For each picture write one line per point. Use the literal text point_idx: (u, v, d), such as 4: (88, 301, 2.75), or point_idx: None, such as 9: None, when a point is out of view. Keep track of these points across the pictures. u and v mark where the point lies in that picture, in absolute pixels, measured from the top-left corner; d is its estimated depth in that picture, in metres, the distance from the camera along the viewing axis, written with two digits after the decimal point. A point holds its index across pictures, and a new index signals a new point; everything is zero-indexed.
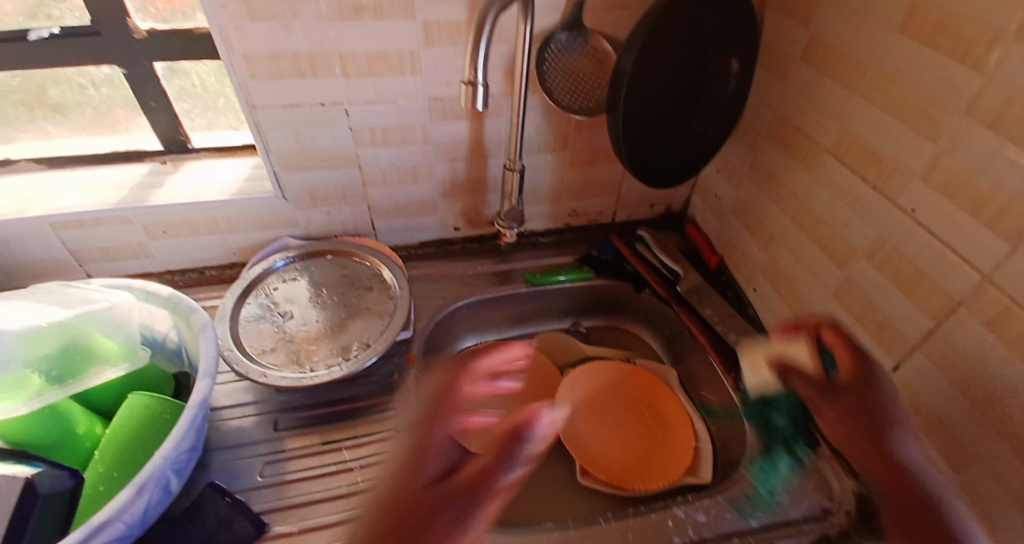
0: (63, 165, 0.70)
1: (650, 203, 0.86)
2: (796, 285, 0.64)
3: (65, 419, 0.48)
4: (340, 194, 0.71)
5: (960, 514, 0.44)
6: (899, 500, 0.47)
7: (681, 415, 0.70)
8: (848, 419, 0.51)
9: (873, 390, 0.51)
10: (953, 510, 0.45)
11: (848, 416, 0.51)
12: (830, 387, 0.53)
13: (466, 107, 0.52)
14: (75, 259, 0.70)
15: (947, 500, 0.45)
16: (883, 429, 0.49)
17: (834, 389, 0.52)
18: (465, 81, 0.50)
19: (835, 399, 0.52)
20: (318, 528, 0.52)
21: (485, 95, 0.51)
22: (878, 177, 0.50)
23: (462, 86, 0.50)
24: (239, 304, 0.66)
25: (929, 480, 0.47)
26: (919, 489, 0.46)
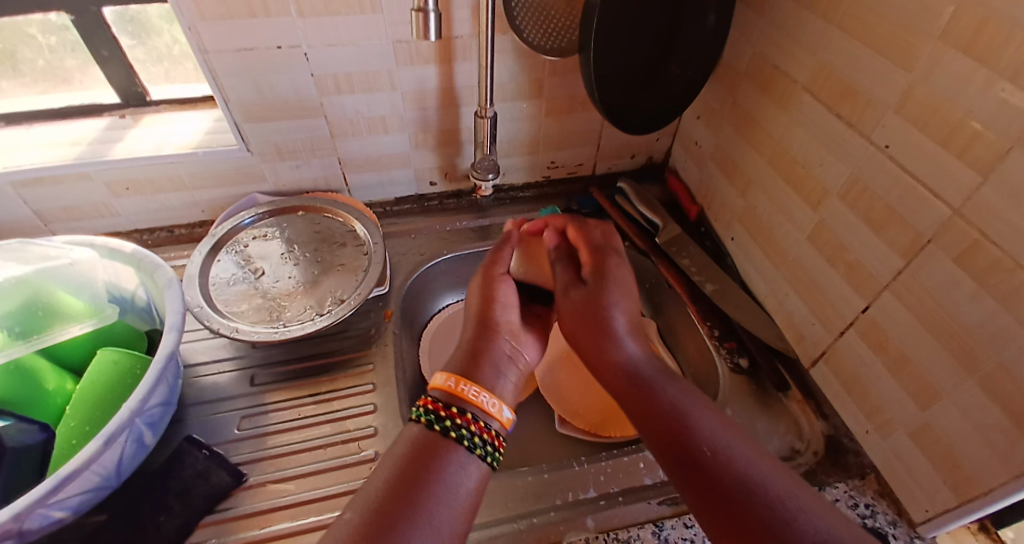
0: (18, 122, 0.67)
1: (630, 153, 0.83)
2: (772, 231, 0.63)
3: (32, 376, 0.48)
4: (306, 146, 0.68)
5: (716, 432, 0.39)
6: (680, 452, 0.38)
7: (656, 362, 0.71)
8: (586, 310, 0.47)
9: (602, 287, 0.48)
10: (717, 444, 0.37)
11: (590, 293, 0.48)
12: (575, 283, 0.49)
13: (420, 37, 0.50)
14: (38, 219, 0.68)
15: (713, 430, 0.39)
16: (603, 325, 0.46)
17: (587, 283, 0.49)
18: (417, 8, 0.48)
19: (571, 294, 0.49)
20: (295, 477, 0.52)
21: (439, 24, 0.49)
22: (853, 113, 0.49)
23: (413, 14, 0.48)
24: (209, 262, 0.65)
25: (688, 413, 0.40)
26: (691, 434, 0.38)
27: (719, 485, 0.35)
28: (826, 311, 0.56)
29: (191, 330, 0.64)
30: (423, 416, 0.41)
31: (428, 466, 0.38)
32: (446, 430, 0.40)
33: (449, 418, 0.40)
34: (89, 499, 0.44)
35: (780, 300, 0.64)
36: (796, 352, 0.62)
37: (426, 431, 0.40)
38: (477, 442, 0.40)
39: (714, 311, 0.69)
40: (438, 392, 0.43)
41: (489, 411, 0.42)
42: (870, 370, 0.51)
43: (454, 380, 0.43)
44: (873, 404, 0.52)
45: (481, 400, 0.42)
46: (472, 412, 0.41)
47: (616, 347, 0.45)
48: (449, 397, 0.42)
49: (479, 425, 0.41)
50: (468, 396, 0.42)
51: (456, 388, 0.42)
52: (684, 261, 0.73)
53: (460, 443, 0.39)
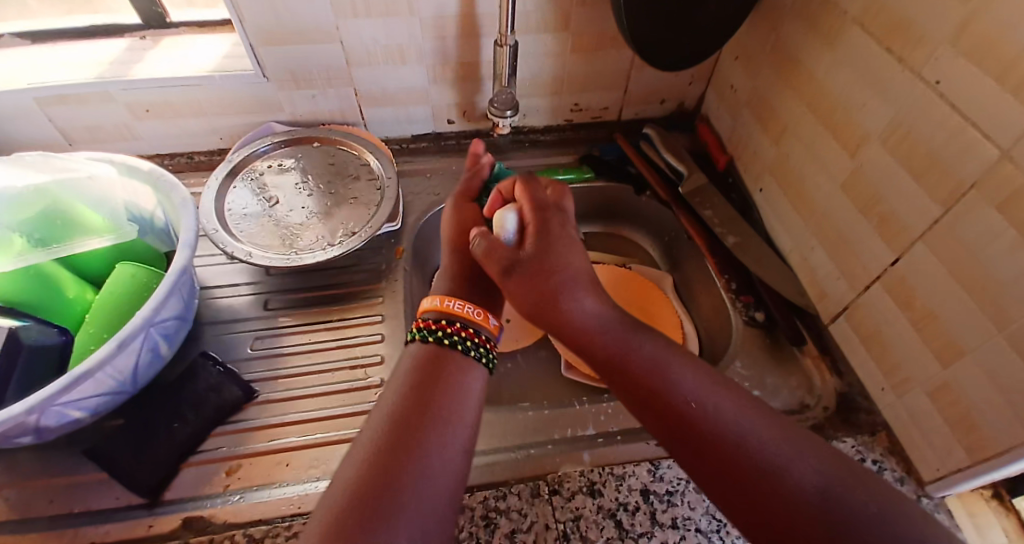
0: (44, 41, 0.67)
1: (660, 98, 0.79)
2: (804, 181, 0.60)
3: (53, 284, 0.50)
4: (322, 74, 0.67)
5: (699, 387, 0.40)
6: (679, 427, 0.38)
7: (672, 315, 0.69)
8: (535, 287, 0.45)
9: (549, 261, 0.46)
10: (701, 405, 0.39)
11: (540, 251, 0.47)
12: (517, 261, 0.46)
13: None
14: (63, 138, 0.69)
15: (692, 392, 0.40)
16: (563, 297, 0.45)
17: (534, 258, 0.46)
18: None
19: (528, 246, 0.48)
20: (303, 397, 0.54)
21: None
22: (905, 47, 0.44)
23: None
24: (226, 189, 0.66)
25: (667, 377, 0.41)
26: (672, 393, 0.40)
27: (715, 445, 0.37)
28: (852, 265, 0.54)
29: (207, 255, 0.66)
30: (418, 335, 0.44)
31: (436, 374, 0.41)
32: (438, 340, 0.43)
33: (440, 330, 0.44)
34: (106, 402, 0.47)
35: (804, 255, 0.61)
36: (816, 309, 0.60)
37: (423, 345, 0.44)
38: (469, 346, 0.43)
39: (733, 265, 0.66)
40: (430, 313, 0.46)
41: (475, 319, 0.45)
42: (893, 327, 0.49)
43: (439, 299, 0.46)
44: (891, 363, 0.50)
45: (467, 311, 0.45)
46: (461, 322, 0.44)
47: (575, 308, 0.45)
48: (439, 313, 0.45)
49: (467, 331, 0.44)
50: (455, 310, 0.45)
51: (442, 305, 0.45)
52: (707, 213, 0.70)
53: (454, 349, 0.43)
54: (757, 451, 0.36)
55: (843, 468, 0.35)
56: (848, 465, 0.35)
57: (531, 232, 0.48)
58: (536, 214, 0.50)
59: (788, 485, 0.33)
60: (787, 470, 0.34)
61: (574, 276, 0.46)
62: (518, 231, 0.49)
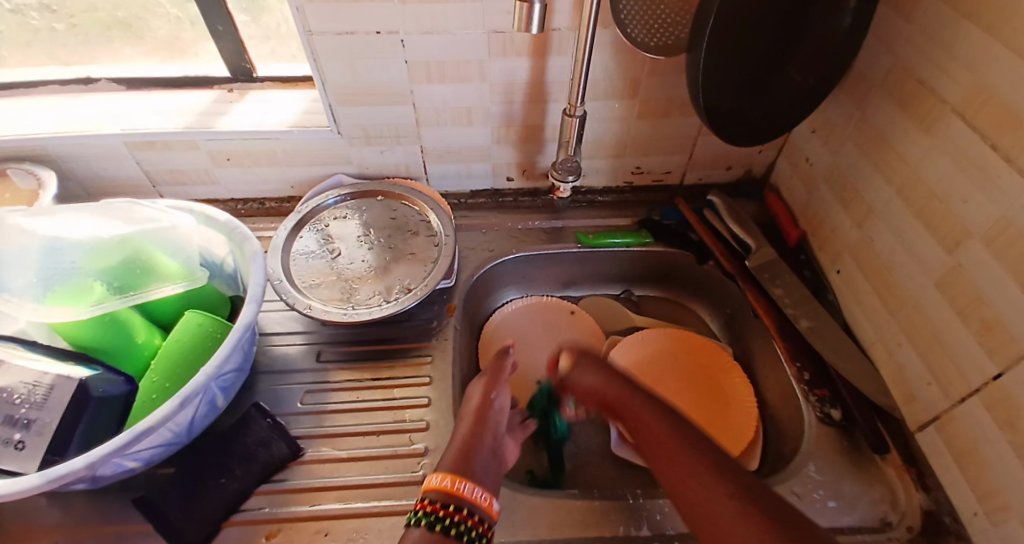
0: (139, 88, 0.73)
1: (726, 165, 0.76)
2: (890, 270, 0.55)
3: (127, 330, 0.52)
4: (392, 132, 0.68)
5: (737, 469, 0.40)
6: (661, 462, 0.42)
7: (745, 391, 0.64)
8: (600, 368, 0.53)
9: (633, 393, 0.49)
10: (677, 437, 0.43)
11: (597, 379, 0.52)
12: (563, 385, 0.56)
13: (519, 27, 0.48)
14: (148, 179, 0.73)
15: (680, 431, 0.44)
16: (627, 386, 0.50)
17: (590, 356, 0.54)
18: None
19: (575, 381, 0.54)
20: (347, 460, 0.53)
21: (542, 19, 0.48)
22: (1014, 145, 0.40)
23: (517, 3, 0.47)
24: (291, 238, 0.67)
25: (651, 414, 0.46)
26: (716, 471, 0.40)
27: (674, 483, 0.40)
28: (947, 370, 0.48)
29: (269, 300, 0.67)
30: (422, 519, 0.40)
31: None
32: (447, 527, 0.39)
33: (447, 517, 0.40)
34: (161, 453, 0.47)
35: (889, 349, 0.56)
36: (900, 412, 0.54)
37: (427, 533, 0.39)
38: (473, 536, 0.40)
39: (804, 350, 0.61)
40: (433, 495, 0.42)
41: (482, 504, 0.42)
42: (993, 448, 0.43)
43: (449, 479, 0.43)
44: (988, 489, 0.44)
45: (475, 495, 0.42)
46: (468, 508, 0.41)
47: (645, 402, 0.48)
48: (447, 497, 0.41)
49: (473, 520, 0.41)
50: (464, 492, 0.42)
51: (450, 486, 0.42)
52: (776, 290, 0.66)
53: (461, 540, 0.39)
54: (703, 482, 0.38)
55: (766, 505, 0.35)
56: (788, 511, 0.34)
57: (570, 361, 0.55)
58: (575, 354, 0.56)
59: (715, 507, 0.37)
60: (715, 495, 0.37)
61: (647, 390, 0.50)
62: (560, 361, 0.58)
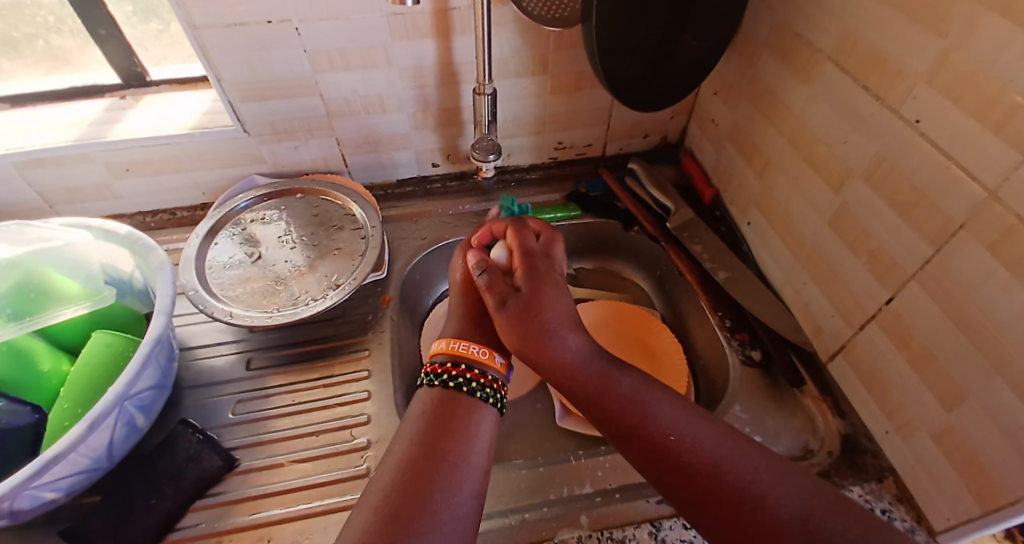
0: (25, 103, 0.67)
1: (643, 133, 0.79)
2: (790, 216, 0.59)
3: (26, 359, 0.49)
4: (304, 126, 0.67)
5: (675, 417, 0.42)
6: (677, 474, 0.39)
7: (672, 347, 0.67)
8: (524, 299, 0.47)
9: (544, 288, 0.49)
10: (688, 442, 0.40)
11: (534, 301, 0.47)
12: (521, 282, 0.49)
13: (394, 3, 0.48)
14: (43, 201, 0.68)
15: (671, 426, 0.41)
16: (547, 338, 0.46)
17: (530, 262, 0.50)
18: None
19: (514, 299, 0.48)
20: (286, 464, 0.52)
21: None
22: (881, 85, 0.44)
23: None
24: (205, 246, 0.64)
25: (653, 429, 0.41)
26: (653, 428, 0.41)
27: (719, 501, 0.37)
28: (845, 301, 0.53)
29: (188, 314, 0.64)
30: (426, 379, 0.44)
31: (446, 419, 0.41)
32: (447, 383, 0.43)
33: (447, 374, 0.44)
34: (84, 480, 0.45)
35: (797, 289, 0.60)
36: (812, 345, 0.58)
37: (432, 390, 0.43)
38: (476, 387, 0.43)
39: (726, 299, 0.65)
40: (438, 356, 0.46)
41: (481, 358, 0.45)
42: (891, 366, 0.47)
43: (447, 342, 0.46)
44: (893, 404, 0.48)
45: (472, 352, 0.45)
46: (467, 364, 0.44)
47: (558, 303, 0.48)
48: (447, 356, 0.45)
49: (474, 373, 0.44)
50: (461, 351, 0.45)
51: (450, 347, 0.46)
52: (695, 247, 0.69)
53: (462, 392, 0.43)
54: (770, 500, 0.36)
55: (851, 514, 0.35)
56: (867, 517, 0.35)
57: (518, 261, 0.51)
58: (524, 259, 0.51)
59: (751, 508, 0.36)
60: (791, 514, 0.35)
61: (558, 305, 0.48)
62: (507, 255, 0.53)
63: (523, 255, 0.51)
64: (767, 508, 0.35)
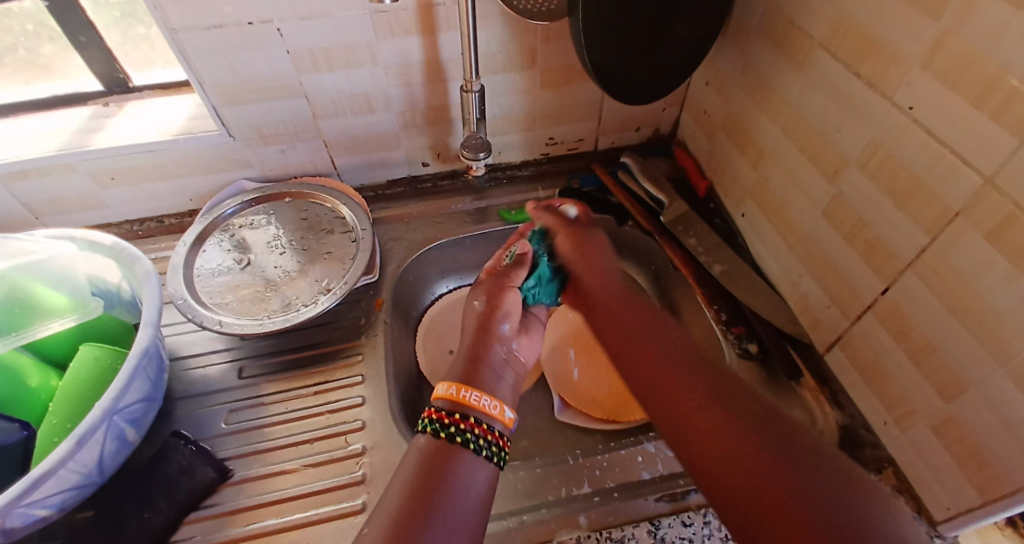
0: (5, 114, 0.66)
1: (635, 126, 0.78)
2: (784, 207, 0.59)
3: (14, 374, 0.48)
4: (289, 129, 0.66)
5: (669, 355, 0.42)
6: (680, 422, 0.37)
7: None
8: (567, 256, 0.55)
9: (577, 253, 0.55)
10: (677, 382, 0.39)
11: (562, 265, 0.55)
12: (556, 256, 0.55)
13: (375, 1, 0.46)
14: (28, 213, 0.67)
15: (663, 361, 0.41)
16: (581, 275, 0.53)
17: (579, 228, 0.57)
18: None
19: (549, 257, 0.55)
20: (280, 473, 0.51)
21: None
22: (875, 71, 0.43)
23: None
24: (193, 254, 0.64)
25: (658, 360, 0.42)
26: (655, 368, 0.41)
27: (698, 435, 0.36)
28: (842, 292, 0.52)
29: (179, 323, 0.64)
30: (429, 427, 0.39)
31: (439, 473, 0.37)
32: (452, 436, 0.39)
33: (453, 426, 0.39)
34: (75, 497, 0.44)
35: (793, 280, 0.59)
36: (809, 337, 0.58)
37: (434, 440, 0.39)
38: (482, 444, 0.39)
39: (722, 293, 0.64)
40: (442, 402, 0.41)
41: (491, 413, 0.41)
42: (890, 358, 0.47)
43: (455, 388, 0.42)
44: (892, 395, 0.48)
45: (483, 404, 0.41)
46: (474, 416, 0.40)
47: (604, 279, 0.52)
48: (454, 405, 0.41)
49: (482, 428, 0.40)
50: (471, 402, 0.41)
51: (458, 395, 0.41)
52: (690, 241, 0.68)
53: (466, 448, 0.38)
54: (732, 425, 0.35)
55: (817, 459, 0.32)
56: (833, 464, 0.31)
57: (568, 232, 0.56)
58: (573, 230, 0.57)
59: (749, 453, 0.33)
60: (750, 435, 0.34)
61: (604, 257, 0.53)
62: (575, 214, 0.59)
63: (587, 223, 0.58)
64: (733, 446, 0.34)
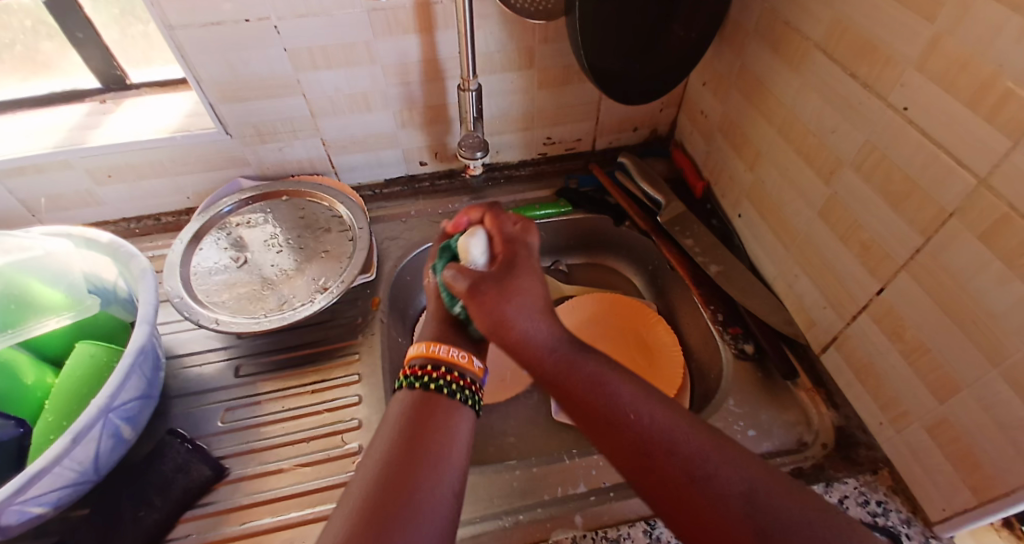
0: (2, 111, 0.65)
1: (633, 126, 0.78)
2: (781, 207, 0.59)
3: (11, 371, 0.48)
4: (287, 127, 0.65)
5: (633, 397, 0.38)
6: (650, 469, 0.34)
7: (669, 339, 0.67)
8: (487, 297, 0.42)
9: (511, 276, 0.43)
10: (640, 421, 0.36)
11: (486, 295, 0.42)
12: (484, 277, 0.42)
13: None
14: (25, 210, 0.67)
15: (633, 405, 0.37)
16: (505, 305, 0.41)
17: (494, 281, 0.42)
18: None
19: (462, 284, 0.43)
20: (276, 471, 0.51)
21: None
22: (871, 73, 0.43)
23: None
24: (190, 252, 0.63)
25: (613, 397, 0.38)
26: (618, 418, 0.36)
27: (671, 479, 0.33)
28: (837, 293, 0.52)
29: (175, 321, 0.64)
30: (405, 382, 0.41)
31: (425, 420, 0.38)
32: (426, 385, 0.40)
33: (426, 376, 0.41)
34: (71, 494, 0.44)
35: (789, 281, 0.60)
36: (805, 338, 0.58)
37: (410, 392, 0.40)
38: (455, 389, 0.40)
39: (718, 293, 0.64)
40: (415, 358, 0.42)
41: (461, 361, 0.42)
42: (885, 358, 0.47)
43: (425, 344, 0.43)
44: (887, 396, 0.48)
45: (453, 355, 0.42)
46: (446, 366, 0.41)
47: (531, 339, 0.41)
48: (425, 359, 0.42)
49: (454, 376, 0.41)
50: (441, 354, 0.42)
51: (429, 350, 0.42)
52: (687, 241, 0.69)
53: (441, 393, 0.40)
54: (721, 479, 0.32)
55: (803, 496, 0.32)
56: (813, 499, 0.32)
57: (499, 253, 0.46)
58: (505, 248, 0.46)
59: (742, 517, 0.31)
60: (738, 491, 0.32)
61: (527, 298, 0.41)
62: (489, 260, 0.46)
63: (502, 266, 0.43)
64: (719, 492, 0.32)
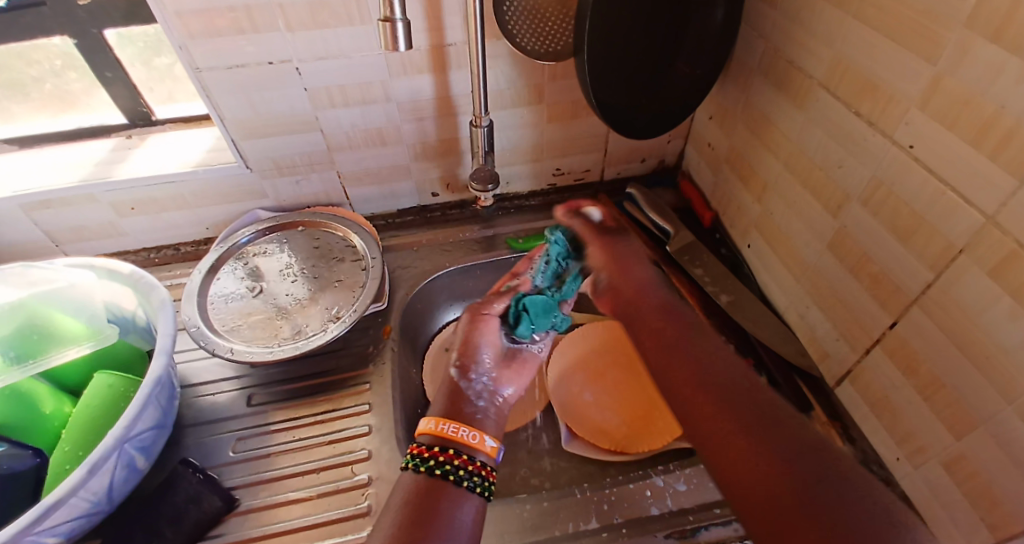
0: (32, 145, 0.68)
1: (641, 157, 0.80)
2: (790, 239, 0.59)
3: (30, 401, 0.49)
4: (304, 161, 0.68)
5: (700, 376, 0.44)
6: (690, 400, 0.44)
7: None
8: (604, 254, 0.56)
9: (619, 240, 0.57)
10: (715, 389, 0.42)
11: (609, 258, 0.55)
12: (601, 232, 0.58)
13: (387, 48, 0.48)
14: (50, 241, 0.69)
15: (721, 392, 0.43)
16: (628, 264, 0.55)
17: (612, 236, 0.57)
18: (382, 18, 0.46)
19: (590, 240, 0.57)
20: (284, 505, 0.51)
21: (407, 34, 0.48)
22: (874, 110, 0.44)
23: (378, 24, 0.46)
24: (207, 281, 0.65)
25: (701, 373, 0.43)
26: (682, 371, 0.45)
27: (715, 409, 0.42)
28: (850, 326, 0.52)
29: (190, 350, 0.65)
30: (410, 461, 0.41)
31: (428, 510, 0.37)
32: (431, 470, 0.40)
33: (432, 458, 0.41)
34: (84, 525, 0.44)
35: (801, 313, 0.59)
36: (818, 370, 0.57)
37: (415, 476, 0.40)
38: (463, 475, 0.40)
39: (728, 323, 0.65)
40: (424, 437, 0.43)
41: (471, 442, 0.42)
42: (900, 393, 0.46)
43: (433, 421, 0.43)
44: (903, 430, 0.47)
45: (462, 435, 0.42)
46: (455, 448, 0.41)
47: (635, 273, 0.54)
48: (433, 439, 0.42)
49: (463, 459, 0.41)
50: (449, 433, 0.42)
51: (436, 428, 0.43)
52: (697, 271, 0.69)
53: (447, 480, 0.39)
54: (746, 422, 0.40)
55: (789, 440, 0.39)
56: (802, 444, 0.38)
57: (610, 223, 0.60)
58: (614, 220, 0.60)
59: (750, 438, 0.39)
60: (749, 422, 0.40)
61: (630, 255, 0.56)
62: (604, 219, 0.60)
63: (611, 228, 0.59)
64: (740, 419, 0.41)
